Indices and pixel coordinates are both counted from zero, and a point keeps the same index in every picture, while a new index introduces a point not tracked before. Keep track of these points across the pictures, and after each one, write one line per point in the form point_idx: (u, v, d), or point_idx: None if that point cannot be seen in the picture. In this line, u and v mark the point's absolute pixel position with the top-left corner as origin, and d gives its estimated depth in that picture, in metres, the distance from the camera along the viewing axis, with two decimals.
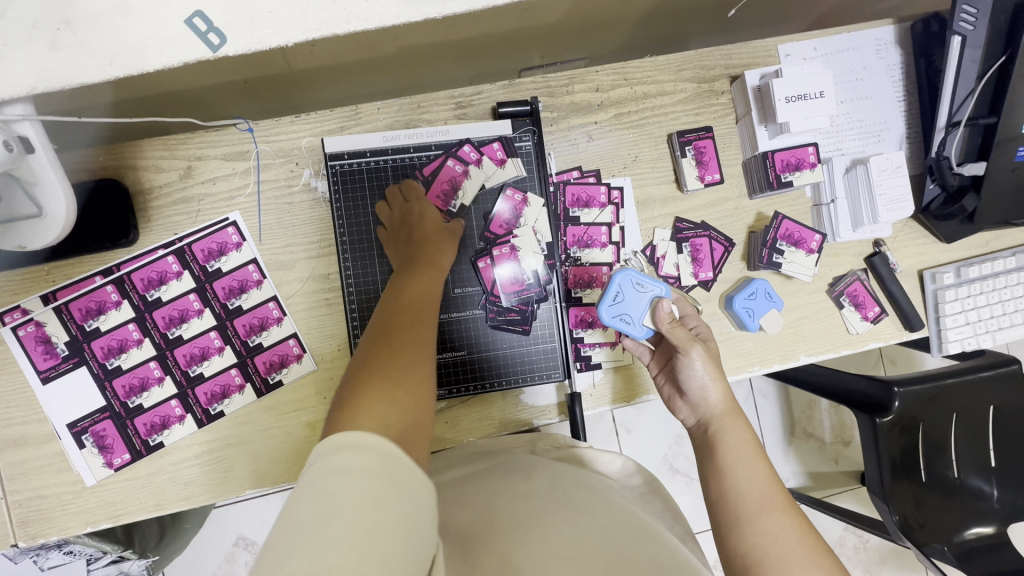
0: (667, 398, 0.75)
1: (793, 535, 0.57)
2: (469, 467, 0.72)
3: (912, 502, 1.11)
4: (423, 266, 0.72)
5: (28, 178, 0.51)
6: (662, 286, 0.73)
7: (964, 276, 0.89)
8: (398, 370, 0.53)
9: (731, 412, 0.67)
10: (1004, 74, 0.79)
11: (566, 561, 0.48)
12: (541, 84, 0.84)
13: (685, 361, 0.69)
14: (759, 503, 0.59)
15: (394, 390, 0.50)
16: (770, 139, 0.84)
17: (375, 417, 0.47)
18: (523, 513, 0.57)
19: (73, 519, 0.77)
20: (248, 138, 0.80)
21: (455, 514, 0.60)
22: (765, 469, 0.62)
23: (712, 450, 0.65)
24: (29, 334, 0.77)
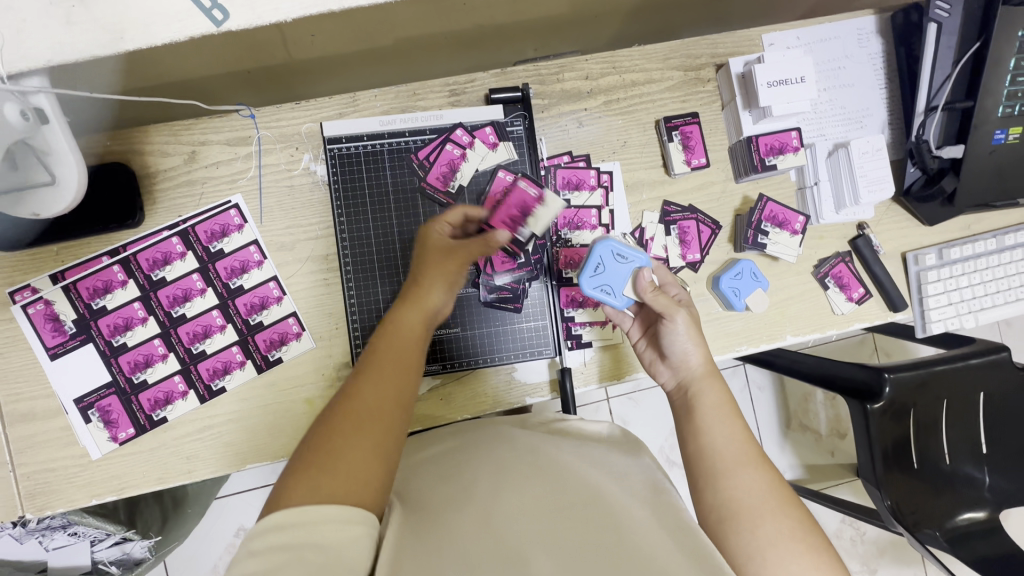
0: (648, 364, 0.80)
1: (764, 487, 0.63)
2: (462, 431, 0.76)
3: (905, 492, 1.09)
4: (416, 303, 0.69)
5: (42, 146, 0.54)
6: (641, 257, 0.78)
7: (946, 257, 0.92)
8: (342, 443, 0.55)
9: (709, 373, 0.72)
10: (979, 59, 0.82)
11: (543, 510, 0.53)
12: (532, 73, 0.88)
13: (670, 326, 0.73)
14: (735, 458, 0.65)
15: (333, 461, 0.53)
16: (754, 124, 0.87)
17: (308, 492, 0.51)
18: (506, 464, 0.61)
19: (78, 491, 0.79)
20: (250, 124, 0.83)
21: (444, 468, 0.65)
22: (741, 427, 0.68)
23: (692, 410, 0.70)
24: (39, 312, 0.80)
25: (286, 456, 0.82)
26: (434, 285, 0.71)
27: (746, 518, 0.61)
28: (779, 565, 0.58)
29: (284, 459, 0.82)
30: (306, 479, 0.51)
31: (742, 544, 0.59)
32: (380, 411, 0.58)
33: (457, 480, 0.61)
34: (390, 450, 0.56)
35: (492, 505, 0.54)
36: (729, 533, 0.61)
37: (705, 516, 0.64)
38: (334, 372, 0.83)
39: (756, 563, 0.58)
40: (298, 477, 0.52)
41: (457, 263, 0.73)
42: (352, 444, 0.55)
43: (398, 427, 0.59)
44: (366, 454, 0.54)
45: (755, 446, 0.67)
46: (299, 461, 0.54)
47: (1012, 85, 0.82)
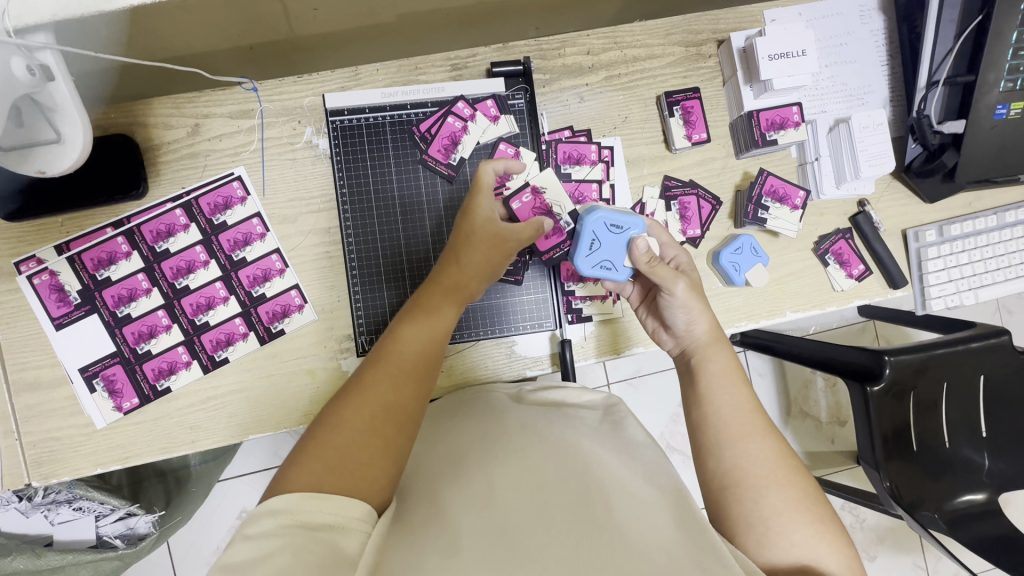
0: (651, 331, 0.81)
1: (769, 457, 0.63)
2: (456, 408, 0.76)
3: (905, 473, 1.10)
4: (441, 295, 0.70)
5: (48, 102, 0.54)
6: (636, 223, 0.77)
7: (946, 234, 0.92)
8: (347, 439, 0.57)
9: (713, 342, 0.72)
10: (981, 33, 0.82)
11: (541, 493, 0.55)
12: (533, 47, 0.88)
13: (669, 299, 0.72)
14: (741, 427, 0.65)
15: (335, 456, 0.55)
16: (755, 98, 0.87)
17: (312, 476, 0.53)
18: (499, 445, 0.63)
19: (84, 460, 0.80)
20: (252, 97, 0.83)
21: (445, 454, 0.67)
22: (746, 397, 0.68)
23: (695, 378, 0.71)
24: (44, 282, 0.80)
25: (287, 427, 0.83)
26: (462, 280, 0.72)
27: (749, 486, 0.61)
28: (778, 534, 0.59)
29: (286, 430, 0.83)
30: (309, 466, 0.54)
31: (745, 511, 0.60)
32: (394, 402, 0.61)
33: (452, 467, 0.63)
34: (400, 441, 0.59)
35: (484, 492, 0.56)
36: (729, 501, 0.62)
37: (707, 481, 0.65)
38: (336, 344, 0.84)
39: (757, 530, 0.59)
40: (303, 464, 0.55)
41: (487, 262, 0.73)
42: (363, 435, 0.57)
43: (409, 419, 0.61)
44: (372, 450, 0.57)
45: (762, 416, 0.67)
46: (308, 446, 0.57)
47: (1015, 58, 0.82)
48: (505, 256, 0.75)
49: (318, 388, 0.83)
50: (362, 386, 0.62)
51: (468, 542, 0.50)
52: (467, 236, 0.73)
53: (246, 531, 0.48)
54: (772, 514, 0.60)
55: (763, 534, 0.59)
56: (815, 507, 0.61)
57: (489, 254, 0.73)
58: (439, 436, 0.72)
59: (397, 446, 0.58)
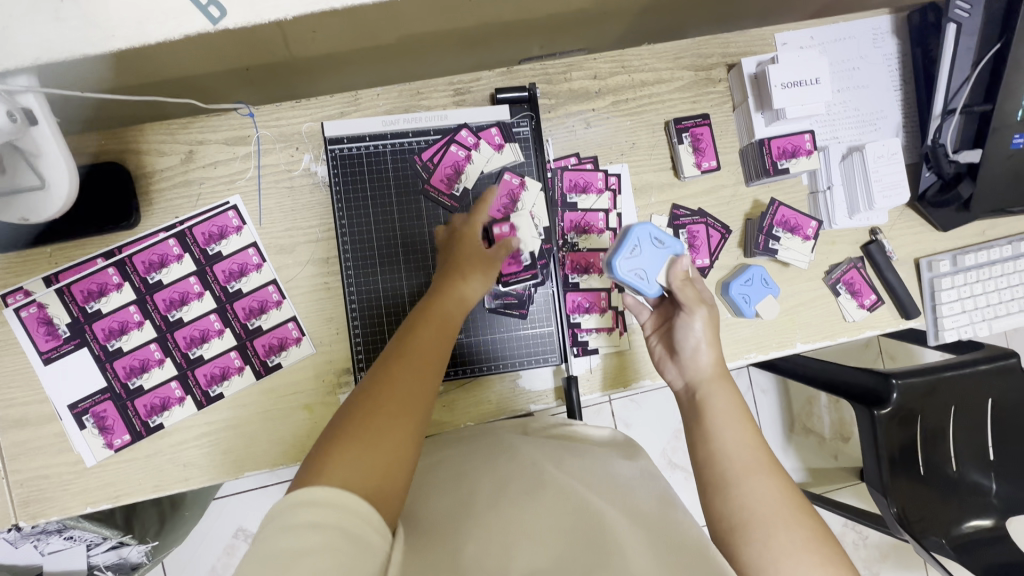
0: (656, 359, 0.77)
1: (775, 494, 0.59)
2: (461, 445, 0.73)
3: (912, 497, 1.08)
4: (448, 293, 0.69)
5: (31, 149, 0.52)
6: (679, 245, 0.74)
7: (960, 264, 0.90)
8: (372, 436, 0.53)
9: (719, 377, 0.69)
10: (1000, 60, 0.79)
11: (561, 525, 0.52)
12: (539, 72, 0.85)
13: (687, 320, 0.71)
14: (744, 464, 0.62)
15: (362, 451, 0.51)
16: (767, 126, 0.85)
17: (339, 476, 0.49)
18: (512, 481, 0.59)
19: (73, 499, 0.78)
20: (248, 123, 0.81)
21: (451, 489, 0.62)
22: (750, 434, 0.64)
23: (700, 412, 0.67)
24: (31, 315, 0.77)
25: (284, 464, 0.80)
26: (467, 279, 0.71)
27: (759, 525, 0.57)
28: None
29: (283, 467, 0.80)
30: (333, 466, 0.49)
31: (753, 556, 0.56)
32: (417, 398, 0.57)
33: (463, 502, 0.58)
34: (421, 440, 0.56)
35: (512, 519, 0.52)
36: (737, 544, 0.58)
37: (712, 524, 0.60)
38: (334, 378, 0.81)
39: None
40: (326, 464, 0.50)
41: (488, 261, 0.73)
42: (385, 433, 0.53)
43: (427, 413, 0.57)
44: (396, 447, 0.53)
45: (766, 452, 0.63)
46: (324, 448, 0.52)
47: None
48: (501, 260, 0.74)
49: (317, 424, 0.81)
50: (382, 382, 0.58)
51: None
52: (466, 242, 0.74)
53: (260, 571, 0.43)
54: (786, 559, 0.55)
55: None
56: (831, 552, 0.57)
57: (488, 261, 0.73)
58: (442, 472, 0.67)
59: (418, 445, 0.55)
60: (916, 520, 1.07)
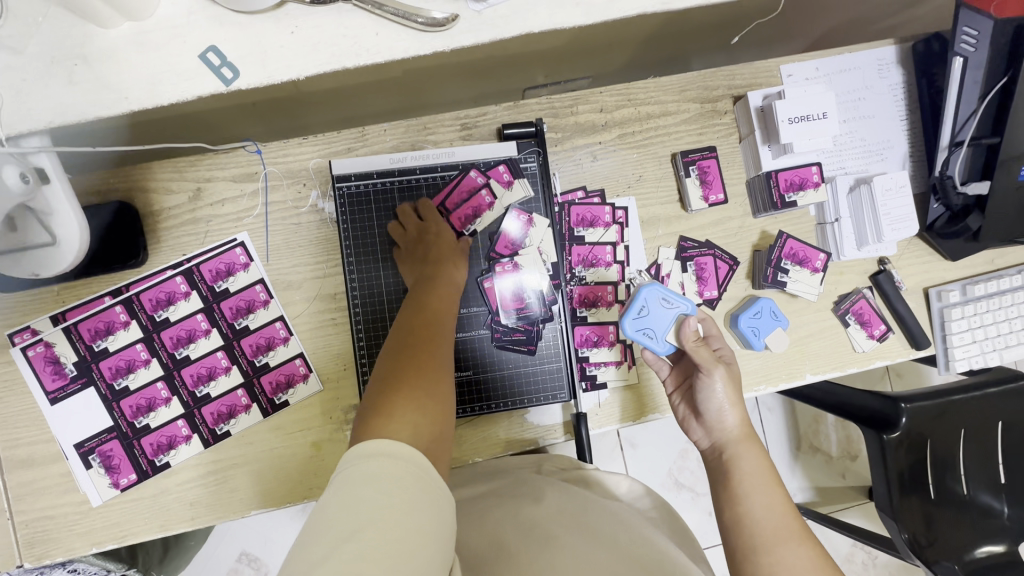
0: (680, 418, 0.74)
1: (810, 566, 0.55)
2: (480, 495, 0.71)
3: (923, 520, 1.07)
4: (438, 281, 0.75)
5: (43, 208, 0.51)
6: (687, 303, 0.71)
7: (970, 293, 0.89)
8: (412, 391, 0.56)
9: (747, 437, 0.66)
10: (1007, 94, 0.79)
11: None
12: (545, 106, 0.85)
13: (707, 382, 0.67)
14: (774, 531, 0.58)
15: (414, 403, 0.54)
16: (774, 159, 0.85)
17: (405, 428, 0.51)
18: (543, 534, 0.57)
19: (79, 539, 0.77)
20: (256, 160, 0.81)
21: (482, 540, 0.59)
22: (781, 498, 0.61)
23: (728, 476, 0.63)
24: (38, 354, 0.77)
25: (292, 502, 0.79)
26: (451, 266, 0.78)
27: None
28: None
29: (290, 505, 0.80)
30: (392, 419, 0.51)
31: None
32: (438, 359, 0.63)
33: (493, 550, 0.56)
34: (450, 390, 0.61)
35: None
36: None
37: None
38: (341, 415, 0.81)
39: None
40: (383, 421, 0.51)
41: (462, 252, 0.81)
42: (420, 391, 0.56)
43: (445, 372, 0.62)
44: (436, 395, 0.57)
45: (799, 518, 0.59)
46: (373, 412, 0.53)
47: None
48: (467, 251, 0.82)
49: (324, 461, 0.80)
50: (403, 358, 0.61)
51: None
52: (441, 238, 0.80)
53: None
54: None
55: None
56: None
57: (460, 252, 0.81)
58: (462, 522, 0.65)
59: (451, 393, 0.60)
60: (927, 545, 1.06)
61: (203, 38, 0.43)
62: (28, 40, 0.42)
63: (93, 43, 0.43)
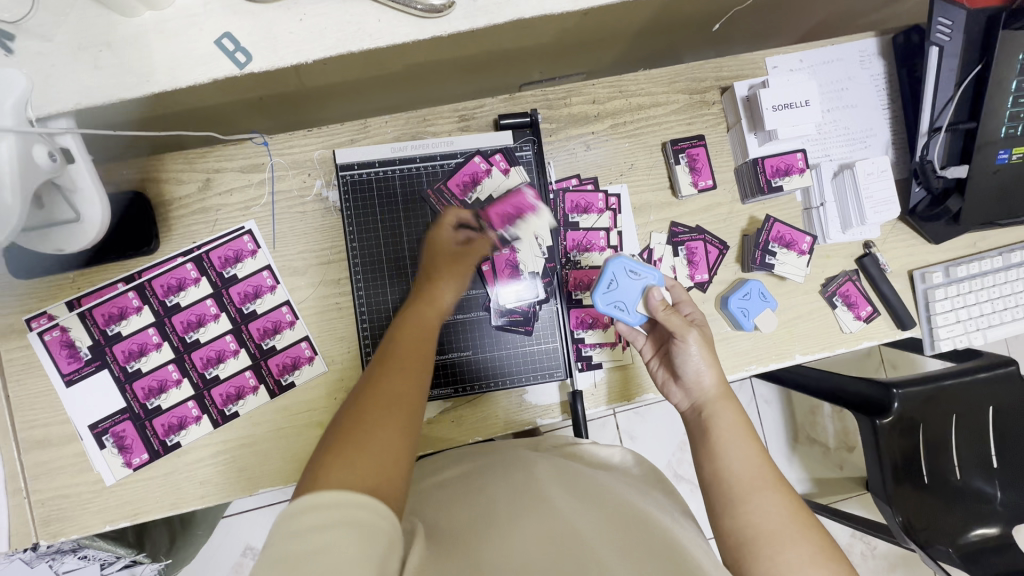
0: (661, 382, 0.79)
1: (784, 512, 0.60)
2: (473, 459, 0.74)
3: (917, 505, 1.08)
4: (427, 305, 0.70)
5: (69, 185, 0.56)
6: (654, 274, 0.77)
7: (953, 275, 0.92)
8: (362, 429, 0.50)
9: (723, 396, 0.70)
10: (982, 81, 0.83)
11: (570, 536, 0.51)
12: (540, 98, 0.89)
13: (682, 347, 0.71)
14: (750, 479, 0.63)
15: (360, 445, 0.48)
16: (759, 146, 0.88)
17: (341, 474, 0.45)
18: (529, 498, 0.58)
19: (93, 517, 0.80)
20: (263, 151, 0.84)
21: (470, 505, 0.60)
22: (757, 450, 0.66)
23: (705, 434, 0.68)
24: (55, 338, 0.80)
25: (298, 480, 0.82)
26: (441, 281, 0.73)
27: (764, 543, 0.58)
28: None
29: (297, 484, 0.82)
30: (329, 464, 0.46)
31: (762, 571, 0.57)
32: (406, 393, 0.55)
33: (478, 515, 0.57)
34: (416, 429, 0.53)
35: (525, 536, 0.51)
36: (746, 561, 0.59)
37: (720, 538, 0.62)
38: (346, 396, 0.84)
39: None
40: (319, 468, 0.46)
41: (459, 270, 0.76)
42: (370, 432, 0.49)
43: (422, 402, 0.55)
44: (392, 432, 0.50)
45: (773, 469, 0.64)
46: (317, 458, 0.48)
47: (1015, 106, 0.83)
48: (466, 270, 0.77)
49: None
50: (363, 396, 0.55)
51: None
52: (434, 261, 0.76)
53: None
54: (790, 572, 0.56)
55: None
56: (835, 562, 0.57)
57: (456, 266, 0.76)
58: (455, 488, 0.67)
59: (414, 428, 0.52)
60: (921, 529, 1.07)
61: (218, 25, 0.47)
62: (56, 30, 0.46)
63: (117, 30, 0.46)
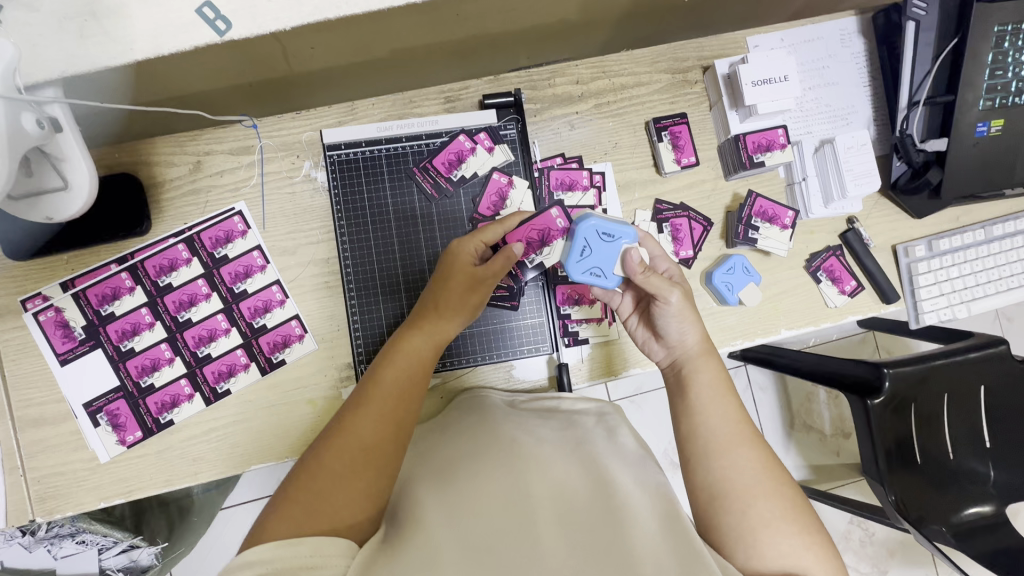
0: (641, 341, 0.81)
1: (757, 465, 0.64)
2: (451, 420, 0.77)
3: (909, 488, 1.02)
4: (428, 334, 0.71)
5: (57, 153, 0.58)
6: (628, 233, 0.76)
7: (935, 249, 0.94)
8: (324, 477, 0.58)
9: (704, 354, 0.73)
10: (958, 54, 0.84)
11: (514, 495, 0.58)
12: (524, 78, 0.91)
13: (663, 308, 0.72)
14: (728, 436, 0.66)
15: (319, 493, 0.57)
16: (741, 122, 0.90)
17: (296, 522, 0.54)
18: (489, 455, 0.65)
19: (88, 494, 0.81)
20: (252, 134, 0.86)
21: (436, 459, 0.69)
22: (734, 406, 0.69)
23: (684, 390, 0.71)
24: (50, 319, 0.82)
25: (290, 456, 0.83)
26: (443, 317, 0.72)
27: (736, 497, 0.62)
28: (768, 543, 0.59)
29: (289, 460, 0.83)
30: (290, 512, 0.55)
31: (733, 523, 0.61)
32: (376, 445, 0.61)
33: (440, 472, 0.66)
34: (377, 484, 0.59)
35: (475, 491, 0.59)
36: (721, 512, 0.62)
37: (695, 493, 0.65)
38: (336, 372, 0.85)
39: (746, 541, 0.60)
40: (283, 510, 0.56)
41: (472, 295, 0.73)
42: (333, 482, 0.58)
43: (395, 455, 0.62)
44: (351, 491, 0.57)
45: (749, 425, 0.68)
46: (288, 491, 0.58)
47: (991, 78, 0.84)
48: (482, 296, 0.74)
49: (320, 417, 0.84)
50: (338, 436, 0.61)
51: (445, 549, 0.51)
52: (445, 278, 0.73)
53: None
54: (760, 524, 0.61)
55: (752, 544, 0.60)
56: (801, 516, 0.62)
57: (470, 293, 0.73)
58: (434, 446, 0.73)
59: (375, 490, 0.59)
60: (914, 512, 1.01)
61: None
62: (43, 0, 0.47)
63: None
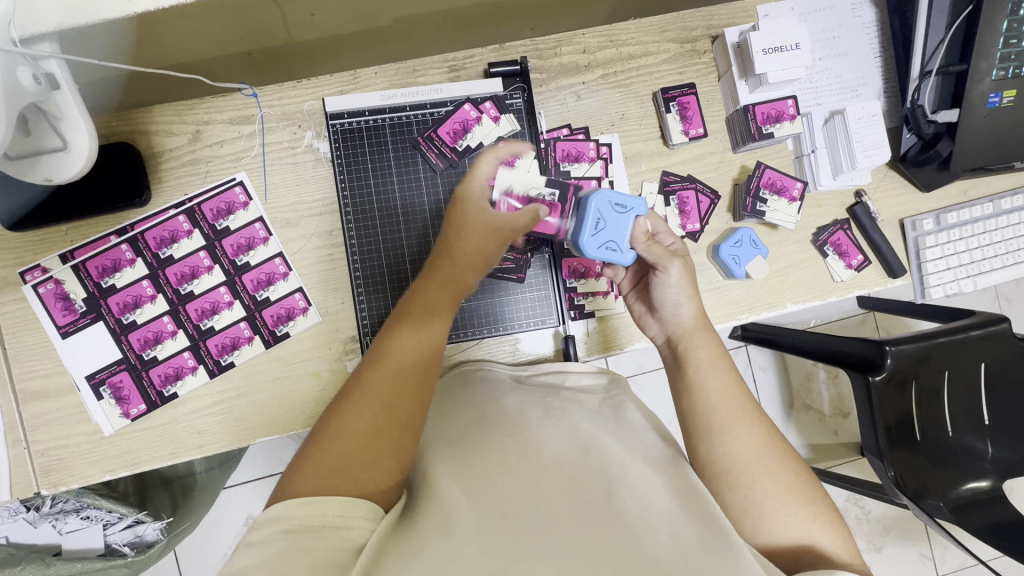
0: (638, 316, 0.80)
1: (769, 441, 0.64)
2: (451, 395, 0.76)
3: (912, 467, 1.00)
4: (442, 287, 0.69)
5: (53, 111, 0.57)
6: (639, 204, 0.75)
7: (943, 222, 0.94)
8: (346, 437, 0.57)
9: (700, 328, 0.72)
10: (972, 23, 0.82)
11: (527, 464, 0.56)
12: (530, 47, 0.89)
13: (662, 278, 0.72)
14: (728, 412, 0.66)
15: (339, 454, 0.56)
16: (750, 93, 0.88)
17: (315, 483, 0.53)
18: (496, 426, 0.63)
19: (92, 467, 0.80)
20: (252, 103, 0.84)
21: (441, 433, 0.68)
22: (733, 380, 0.68)
23: (682, 366, 0.71)
24: (49, 291, 0.81)
25: (294, 429, 0.83)
26: (460, 272, 0.70)
27: (741, 473, 0.62)
28: (776, 517, 0.59)
29: (295, 433, 0.83)
30: (310, 473, 0.54)
31: (743, 494, 0.61)
32: (397, 403, 0.60)
33: (448, 445, 0.64)
34: (403, 442, 0.58)
35: (483, 463, 0.58)
36: (722, 486, 0.62)
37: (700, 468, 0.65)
38: (341, 345, 0.84)
39: (751, 515, 0.60)
40: (305, 469, 0.55)
41: (491, 248, 0.71)
42: (351, 442, 0.56)
43: (418, 412, 0.61)
44: (373, 451, 0.56)
45: (748, 402, 0.67)
46: (308, 452, 0.57)
47: (1006, 47, 0.82)
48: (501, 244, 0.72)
49: (324, 390, 0.84)
50: (358, 395, 0.60)
51: (461, 521, 0.50)
52: (460, 226, 0.71)
53: (249, 539, 0.49)
54: (773, 502, 0.60)
55: (758, 518, 0.60)
56: (813, 490, 0.61)
57: (485, 242, 0.70)
58: (441, 418, 0.72)
59: (401, 449, 0.58)
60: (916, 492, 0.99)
61: None
62: None
63: None
